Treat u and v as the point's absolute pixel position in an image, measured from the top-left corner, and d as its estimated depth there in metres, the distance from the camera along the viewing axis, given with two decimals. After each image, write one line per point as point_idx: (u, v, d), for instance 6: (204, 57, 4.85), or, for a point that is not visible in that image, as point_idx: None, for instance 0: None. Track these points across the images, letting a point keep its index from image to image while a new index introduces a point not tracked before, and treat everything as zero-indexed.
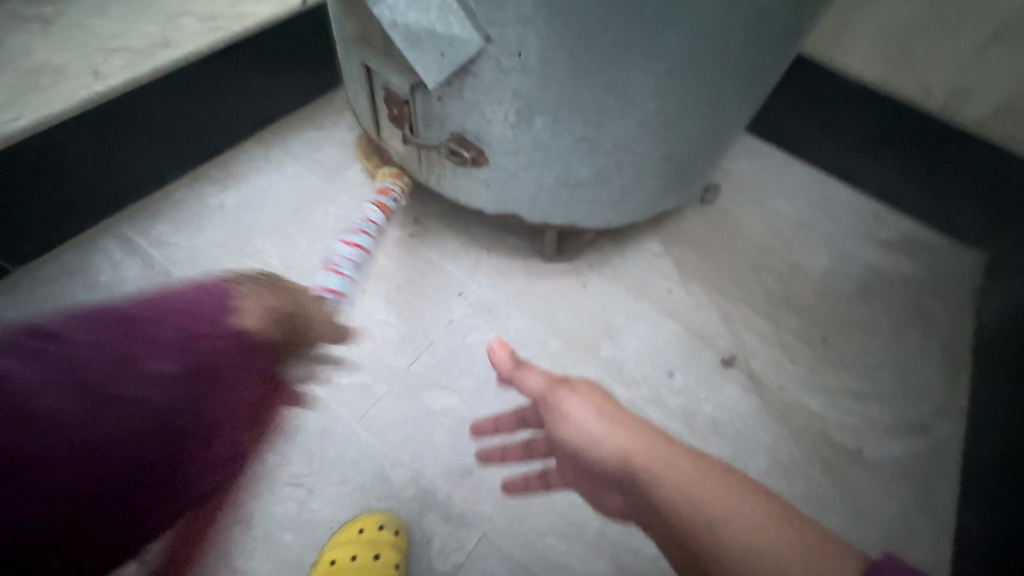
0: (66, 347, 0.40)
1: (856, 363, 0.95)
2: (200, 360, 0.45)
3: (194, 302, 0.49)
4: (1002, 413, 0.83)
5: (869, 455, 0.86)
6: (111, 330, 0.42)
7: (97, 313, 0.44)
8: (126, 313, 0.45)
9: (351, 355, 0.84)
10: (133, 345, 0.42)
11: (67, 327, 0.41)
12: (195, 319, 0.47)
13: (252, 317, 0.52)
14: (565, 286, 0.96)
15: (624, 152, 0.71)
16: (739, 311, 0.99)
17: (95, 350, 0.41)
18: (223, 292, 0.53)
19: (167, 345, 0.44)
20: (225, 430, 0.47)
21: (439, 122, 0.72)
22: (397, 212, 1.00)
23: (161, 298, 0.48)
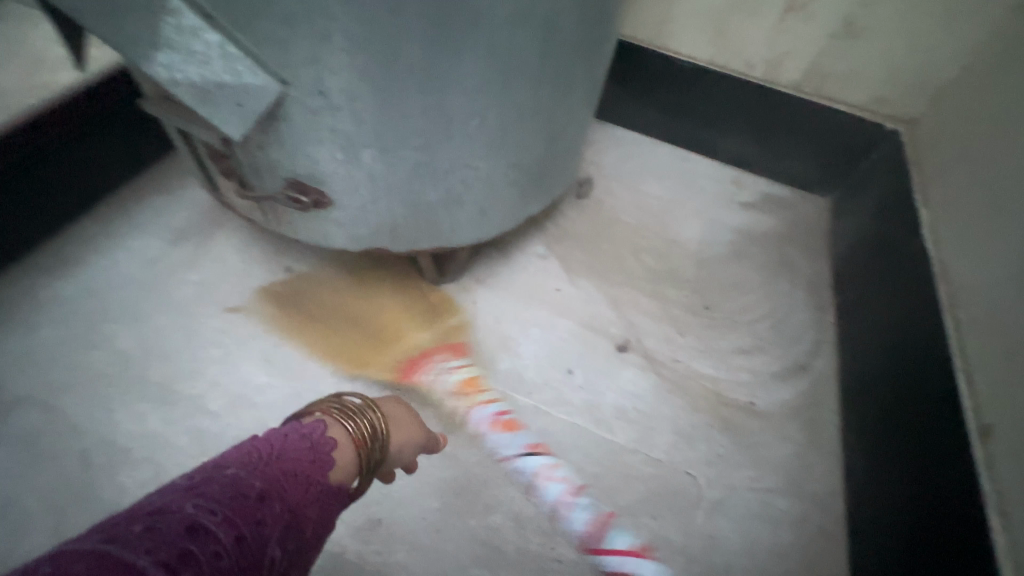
0: (181, 553, 0.33)
1: (737, 322, 1.02)
2: (303, 521, 0.42)
3: (294, 451, 0.46)
4: (871, 343, 0.91)
5: (761, 406, 0.91)
6: (208, 516, 0.35)
7: (180, 497, 0.37)
8: (217, 485, 0.38)
9: (232, 430, 0.78)
10: (242, 531, 0.36)
11: (166, 523, 0.34)
12: (301, 478, 0.44)
13: (347, 446, 0.52)
14: (454, 307, 0.95)
15: (466, 170, 0.71)
16: (627, 296, 1.03)
17: (215, 543, 0.34)
18: (321, 432, 0.50)
19: (274, 524, 0.39)
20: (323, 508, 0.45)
21: (269, 171, 0.69)
22: (267, 266, 0.95)
23: (250, 456, 0.43)
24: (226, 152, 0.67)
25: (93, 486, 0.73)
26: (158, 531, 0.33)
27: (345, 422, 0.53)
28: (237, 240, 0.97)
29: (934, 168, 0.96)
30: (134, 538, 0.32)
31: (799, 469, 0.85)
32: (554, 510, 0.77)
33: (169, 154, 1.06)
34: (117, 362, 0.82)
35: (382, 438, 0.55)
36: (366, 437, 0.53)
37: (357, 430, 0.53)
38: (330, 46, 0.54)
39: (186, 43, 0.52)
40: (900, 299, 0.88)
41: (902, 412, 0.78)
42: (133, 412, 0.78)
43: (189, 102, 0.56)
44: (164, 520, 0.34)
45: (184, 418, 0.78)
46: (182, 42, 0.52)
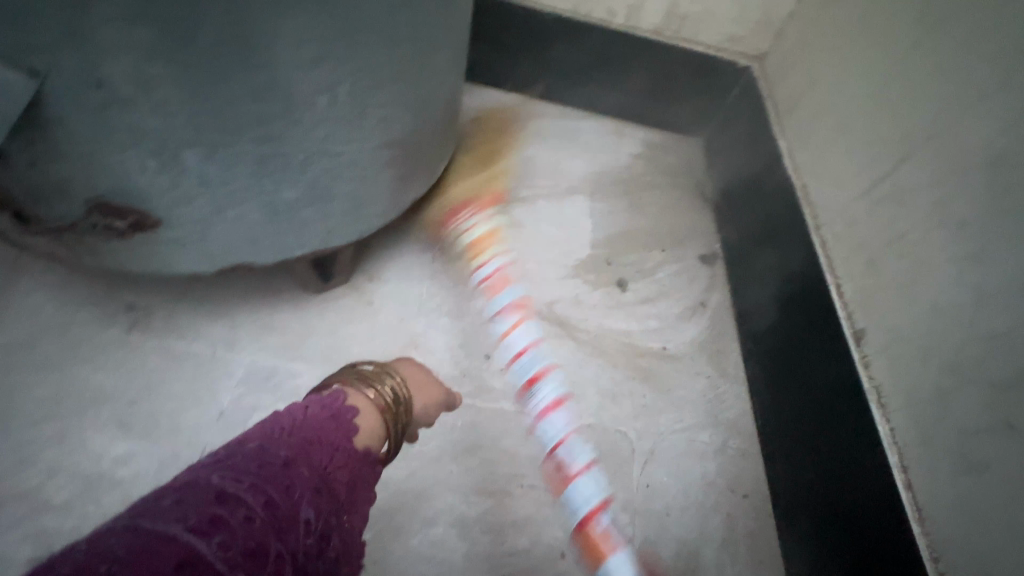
0: (212, 517, 0.30)
1: (639, 272, 1.04)
2: (332, 488, 0.38)
3: (316, 419, 0.41)
4: (760, 272, 0.97)
5: (673, 349, 0.95)
6: (235, 484, 0.32)
7: (203, 469, 0.34)
8: (241, 455, 0.35)
9: (92, 519, 0.63)
10: (272, 495, 0.33)
11: (192, 494, 0.31)
12: (324, 444, 0.39)
13: (374, 418, 0.47)
14: (349, 311, 0.85)
15: (327, 159, 0.60)
16: (532, 265, 1.00)
17: (245, 508, 0.32)
18: (344, 401, 0.45)
19: (303, 488, 0.35)
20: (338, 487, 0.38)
21: (58, 194, 0.53)
22: (99, 308, 0.76)
23: (272, 426, 0.39)
24: None
25: None
26: (186, 500, 0.31)
27: (370, 391, 0.49)
28: (50, 283, 0.77)
29: (786, 100, 1.04)
30: (164, 509, 0.30)
31: (714, 400, 0.91)
32: (496, 504, 0.73)
33: None
34: None
35: (408, 404, 0.51)
36: (391, 403, 0.49)
37: (382, 398, 0.49)
38: (101, 14, 0.41)
39: None
40: (780, 227, 0.94)
41: (796, 332, 0.84)
42: None
43: None
44: (189, 493, 0.31)
45: (19, 523, 0.62)
46: None
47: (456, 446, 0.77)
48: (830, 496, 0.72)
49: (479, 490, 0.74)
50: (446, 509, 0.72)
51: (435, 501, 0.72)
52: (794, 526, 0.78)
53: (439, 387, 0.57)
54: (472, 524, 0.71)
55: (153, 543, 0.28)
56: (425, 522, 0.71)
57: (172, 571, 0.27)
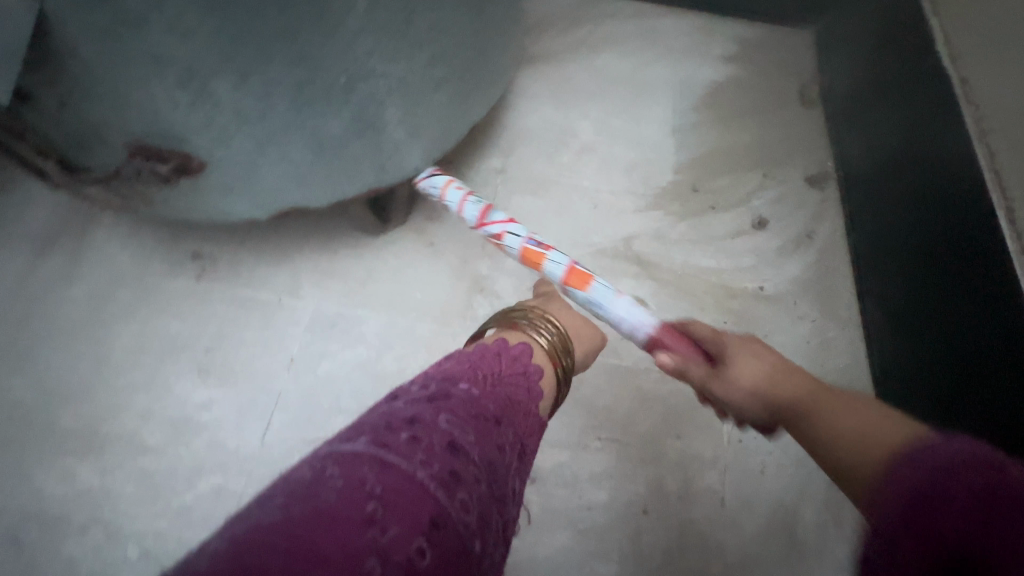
0: (451, 471, 0.30)
1: (732, 199, 0.90)
2: (527, 456, 0.38)
3: (511, 375, 0.41)
4: (897, 193, 0.80)
5: (770, 289, 0.83)
6: (462, 436, 0.33)
7: (427, 408, 0.34)
8: (459, 401, 0.35)
9: (185, 461, 0.66)
10: (491, 456, 0.34)
11: (426, 436, 0.31)
12: (522, 405, 0.39)
13: (547, 365, 0.47)
14: (409, 254, 0.80)
15: (372, 82, 0.51)
16: (606, 196, 0.88)
17: (473, 467, 0.32)
18: (527, 358, 0.45)
19: (509, 453, 0.36)
20: (530, 454, 0.39)
21: (96, 138, 0.49)
22: (167, 256, 0.76)
23: (475, 371, 0.39)
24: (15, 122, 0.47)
25: (33, 568, 0.61)
26: (425, 443, 0.31)
27: (537, 334, 0.49)
28: (121, 233, 0.77)
29: None
30: (405, 446, 0.30)
31: (821, 347, 0.79)
32: (572, 457, 0.69)
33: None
34: (18, 416, 0.67)
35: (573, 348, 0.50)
36: (558, 347, 0.49)
37: (552, 342, 0.49)
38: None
39: None
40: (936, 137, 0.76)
41: (945, 269, 0.70)
42: (58, 469, 0.65)
43: None
44: (423, 432, 0.32)
45: (123, 463, 0.65)
46: None
47: None
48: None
49: (554, 443, 0.70)
50: None
51: None
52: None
53: (593, 326, 0.57)
54: (547, 476, 0.68)
55: (406, 484, 0.28)
56: None
57: (425, 521, 0.28)
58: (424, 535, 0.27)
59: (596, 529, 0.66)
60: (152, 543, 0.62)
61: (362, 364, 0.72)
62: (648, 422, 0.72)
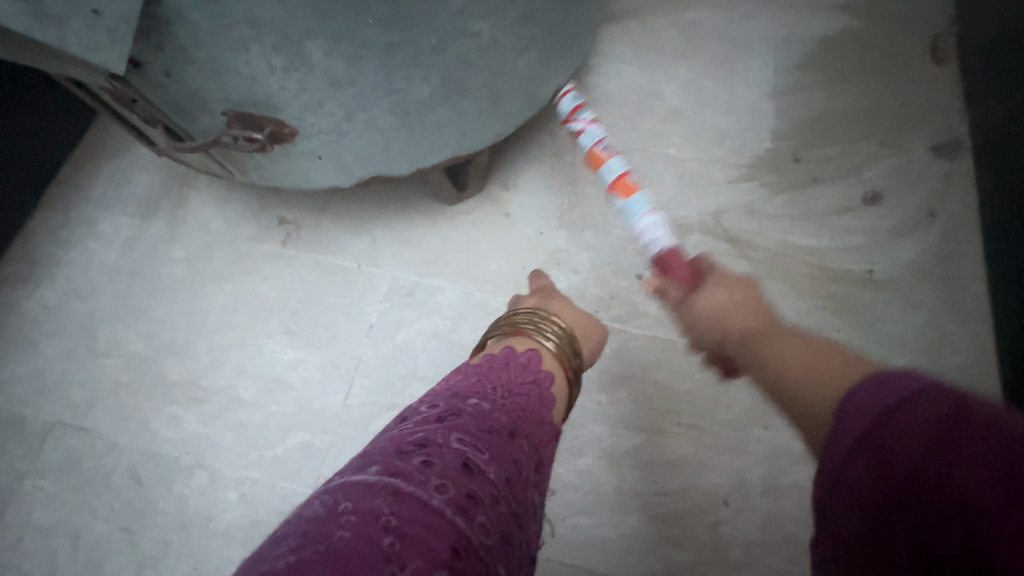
0: (468, 493, 0.30)
1: (839, 171, 0.80)
2: (546, 465, 0.37)
3: (523, 384, 0.40)
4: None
5: (880, 273, 0.74)
6: (477, 454, 0.32)
7: (439, 430, 0.33)
8: (470, 417, 0.35)
9: (275, 416, 0.70)
10: (509, 473, 0.33)
11: (440, 458, 0.31)
12: (536, 415, 0.38)
13: (557, 369, 0.46)
14: (484, 223, 0.78)
15: (462, 41, 0.49)
16: (694, 166, 0.81)
17: (490, 485, 0.31)
18: (539, 364, 0.43)
19: (527, 467, 0.35)
20: (548, 464, 0.38)
21: (199, 106, 0.50)
22: (256, 220, 0.79)
23: (484, 385, 0.39)
24: (128, 92, 0.49)
25: (150, 503, 0.68)
26: (438, 467, 0.30)
27: (544, 337, 0.47)
28: (215, 198, 0.81)
29: None
30: (419, 474, 0.30)
31: (939, 341, 0.70)
32: (648, 441, 0.67)
33: (95, 128, 0.85)
34: (132, 367, 0.73)
35: (582, 348, 0.49)
36: (567, 349, 0.48)
37: (559, 344, 0.48)
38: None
39: None
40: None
41: None
42: (167, 416, 0.71)
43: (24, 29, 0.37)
44: (436, 455, 0.31)
45: (221, 414, 0.70)
46: None
47: (601, 375, 0.70)
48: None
49: (629, 426, 0.68)
50: (594, 441, 0.67)
51: (582, 431, 0.67)
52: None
53: (596, 322, 0.56)
54: (622, 458, 0.66)
55: (422, 514, 0.28)
56: (572, 452, 0.67)
57: (444, 551, 0.27)
58: (445, 564, 0.26)
59: (672, 516, 0.64)
60: (249, 489, 0.67)
61: (437, 334, 0.73)
62: (732, 410, 0.68)
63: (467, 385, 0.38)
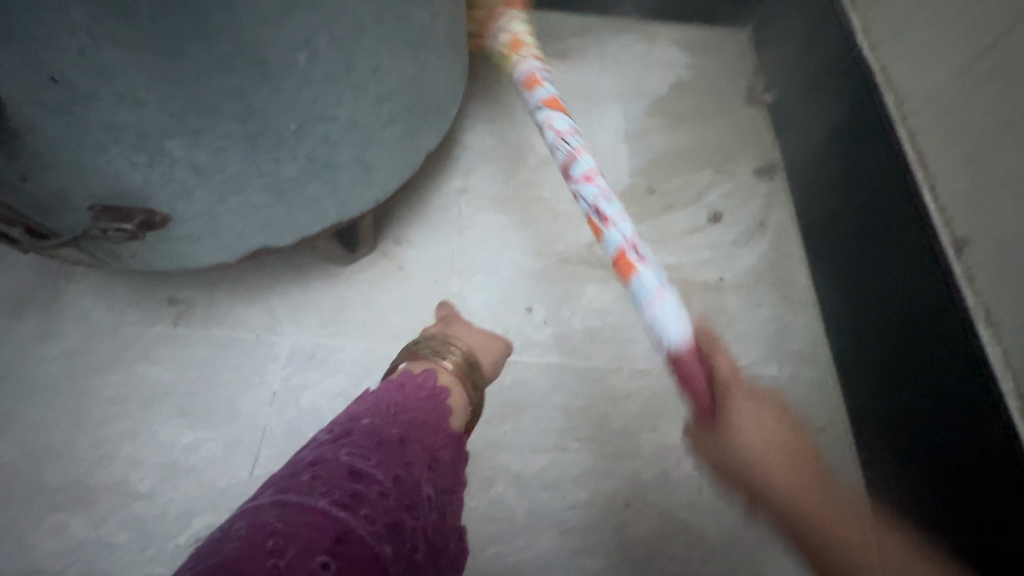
0: (353, 493, 0.33)
1: (685, 197, 0.94)
2: (443, 466, 0.41)
3: (417, 399, 0.44)
4: (840, 177, 0.84)
5: (729, 280, 0.87)
6: (363, 461, 0.35)
7: (330, 448, 0.37)
8: (360, 434, 0.38)
9: (176, 504, 0.67)
10: (398, 472, 0.36)
11: (327, 470, 0.34)
12: (429, 424, 0.42)
13: (453, 385, 0.51)
14: (380, 279, 0.82)
15: (322, 125, 0.54)
16: (567, 205, 0.92)
17: (377, 484, 0.35)
18: (434, 382, 0.48)
19: (419, 466, 0.38)
20: (444, 465, 0.41)
21: (62, 204, 0.52)
22: (144, 303, 0.78)
23: (379, 406, 0.42)
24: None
25: None
26: (324, 476, 0.34)
27: (440, 359, 0.52)
28: (97, 287, 0.79)
29: None
30: (306, 485, 0.33)
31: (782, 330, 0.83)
32: (553, 460, 0.72)
33: None
34: (5, 480, 0.68)
35: (479, 363, 0.54)
36: (463, 366, 0.53)
37: (456, 363, 0.53)
38: (72, 18, 0.39)
39: None
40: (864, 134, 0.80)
41: (890, 251, 0.73)
42: (50, 526, 0.66)
43: None
44: (324, 468, 0.35)
45: (115, 511, 0.67)
46: None
47: (504, 406, 0.75)
48: (942, 446, 0.65)
49: (535, 449, 0.72)
50: (504, 469, 0.71)
51: (492, 462, 0.71)
52: (905, 479, 0.69)
53: (496, 338, 0.61)
54: (531, 482, 0.71)
55: (307, 515, 0.31)
56: (485, 484, 0.70)
57: (328, 540, 0.30)
58: (328, 551, 0.30)
59: (581, 527, 0.68)
60: None
61: (343, 392, 0.75)
62: (623, 418, 0.75)
63: (362, 410, 0.42)
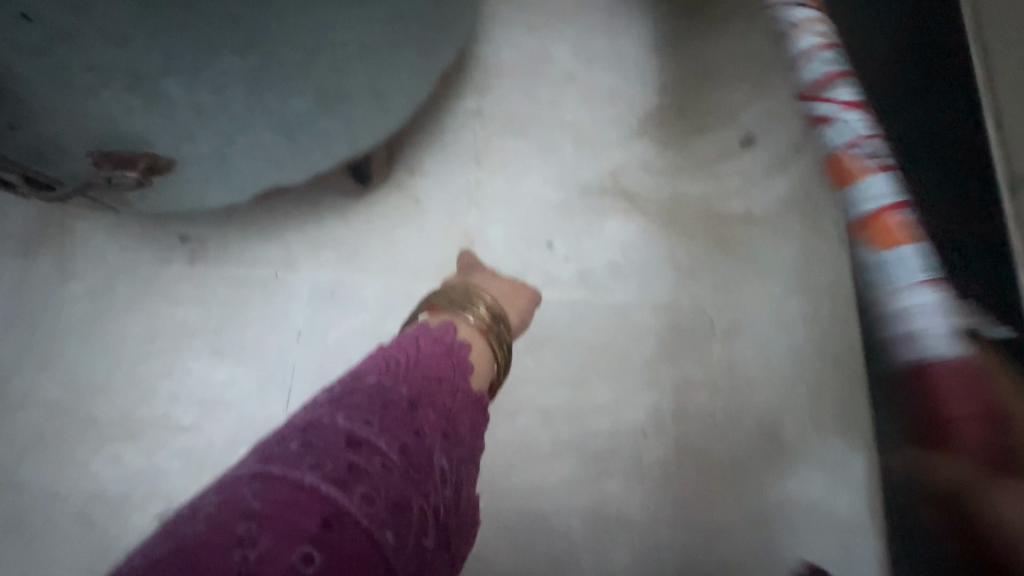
0: (349, 466, 0.31)
1: (718, 118, 0.87)
2: (457, 433, 0.39)
3: (433, 358, 0.42)
4: None
5: (758, 212, 0.83)
6: (364, 428, 0.34)
7: (327, 412, 0.35)
8: (361, 397, 0.36)
9: (220, 435, 0.71)
10: (404, 444, 0.34)
11: (321, 437, 0.33)
12: (442, 386, 0.40)
13: (476, 338, 0.49)
14: (395, 215, 0.79)
15: (329, 53, 0.48)
16: (591, 130, 0.85)
17: (378, 456, 0.33)
18: (454, 337, 0.46)
19: (429, 435, 0.37)
20: (457, 434, 0.39)
21: (60, 151, 0.48)
22: (156, 242, 0.76)
23: (388, 363, 0.40)
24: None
25: (112, 539, 0.68)
26: (318, 446, 0.32)
27: (464, 312, 0.51)
28: (105, 225, 0.76)
29: None
30: (296, 454, 0.31)
31: (808, 264, 0.81)
32: (575, 393, 0.75)
33: None
34: (55, 416, 0.71)
35: (503, 318, 0.53)
36: (488, 321, 0.52)
37: (480, 317, 0.51)
38: None
39: None
40: None
41: None
42: (105, 456, 0.70)
43: None
44: (318, 434, 0.33)
45: (163, 443, 0.71)
46: None
47: (527, 341, 0.76)
48: None
49: (558, 384, 0.75)
50: (527, 401, 0.74)
51: (517, 395, 0.74)
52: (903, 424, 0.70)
53: (525, 291, 0.60)
54: (553, 413, 0.74)
55: (292, 491, 0.29)
56: (510, 415, 0.74)
57: (316, 521, 0.29)
58: (312, 539, 0.28)
59: (600, 454, 0.73)
60: None
61: (367, 331, 0.75)
62: (643, 353, 0.77)
63: (370, 369, 0.40)
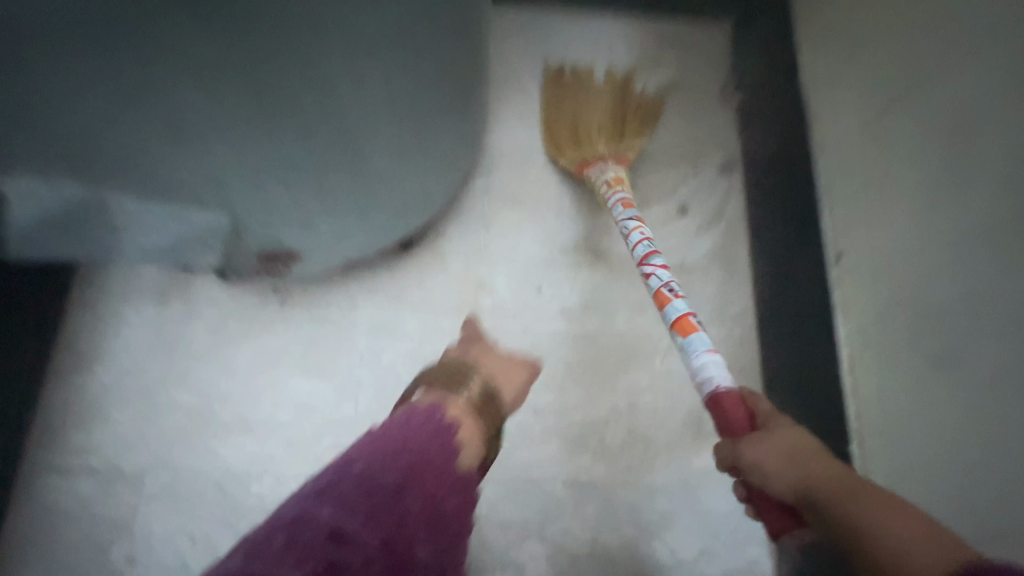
0: (329, 562, 0.47)
1: (661, 191, 1.19)
2: (440, 514, 0.55)
3: (423, 447, 0.58)
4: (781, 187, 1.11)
5: (690, 261, 1.15)
6: (348, 523, 0.50)
7: (317, 505, 0.51)
8: (349, 492, 0.52)
9: (309, 428, 1.01)
10: (382, 540, 0.50)
11: (311, 531, 0.49)
12: (423, 475, 0.56)
13: (464, 416, 0.65)
14: (428, 268, 1.10)
15: None
16: (568, 201, 1.17)
17: (353, 550, 0.48)
18: (446, 421, 0.62)
19: (408, 528, 0.52)
20: (434, 521, 0.54)
21: None
22: (257, 291, 1.07)
23: (380, 456, 0.55)
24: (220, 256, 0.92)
25: (237, 503, 0.97)
26: (311, 538, 0.48)
27: (459, 391, 0.68)
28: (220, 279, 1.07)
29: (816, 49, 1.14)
30: (287, 545, 0.47)
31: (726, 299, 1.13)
32: (558, 394, 1.06)
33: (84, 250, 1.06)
34: (189, 416, 1.00)
35: (494, 393, 0.71)
36: (477, 398, 0.69)
37: (471, 398, 0.68)
38: None
39: (157, 213, 0.81)
40: None
41: None
42: (229, 445, 0.99)
43: (186, 244, 0.88)
44: (309, 526, 0.49)
45: (269, 435, 1.00)
46: (154, 215, 0.82)
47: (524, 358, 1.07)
48: None
49: (543, 387, 1.06)
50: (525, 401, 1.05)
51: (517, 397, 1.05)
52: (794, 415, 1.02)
53: (524, 367, 0.79)
54: (543, 408, 1.05)
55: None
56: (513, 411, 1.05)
57: None
58: None
59: (576, 437, 1.04)
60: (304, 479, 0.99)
61: (410, 352, 1.06)
62: (606, 365, 1.08)
63: (369, 455, 0.55)
